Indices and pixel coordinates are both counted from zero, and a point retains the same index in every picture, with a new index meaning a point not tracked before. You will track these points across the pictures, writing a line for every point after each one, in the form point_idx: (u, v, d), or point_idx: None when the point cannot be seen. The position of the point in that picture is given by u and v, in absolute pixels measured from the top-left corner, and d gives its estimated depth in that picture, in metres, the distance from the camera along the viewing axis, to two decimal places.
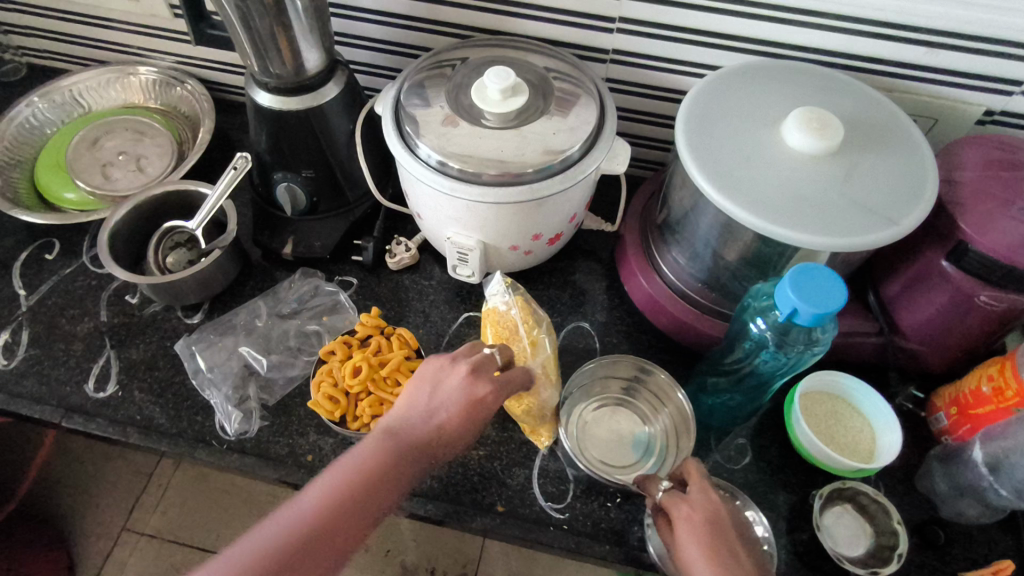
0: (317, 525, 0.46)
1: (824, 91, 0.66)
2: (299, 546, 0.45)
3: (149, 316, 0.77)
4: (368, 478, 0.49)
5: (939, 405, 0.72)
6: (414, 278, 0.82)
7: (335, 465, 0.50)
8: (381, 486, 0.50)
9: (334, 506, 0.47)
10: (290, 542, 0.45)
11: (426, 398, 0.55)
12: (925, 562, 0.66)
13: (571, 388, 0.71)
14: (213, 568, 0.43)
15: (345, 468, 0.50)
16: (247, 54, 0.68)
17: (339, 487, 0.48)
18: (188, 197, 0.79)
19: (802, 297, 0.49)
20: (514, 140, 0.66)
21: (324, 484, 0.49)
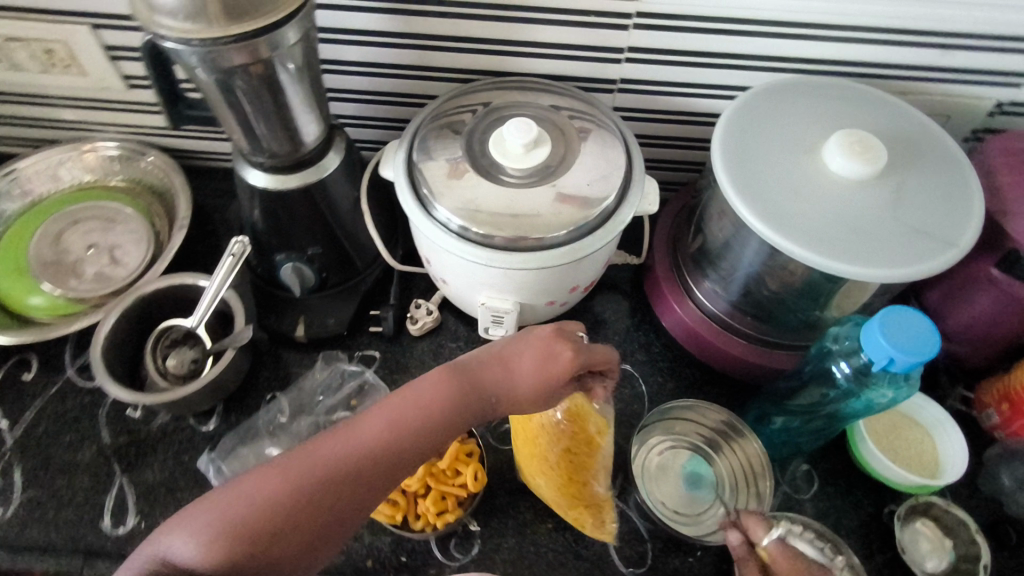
0: (379, 461, 0.49)
1: (855, 107, 0.64)
2: (355, 473, 0.48)
3: (157, 429, 0.70)
4: (435, 427, 0.51)
5: (987, 400, 0.71)
6: (440, 342, 0.77)
7: (413, 397, 0.51)
8: (444, 435, 0.51)
9: (399, 443, 0.49)
10: (346, 470, 0.47)
11: (512, 358, 0.55)
12: (1006, 565, 0.66)
13: (648, 422, 0.69)
14: (293, 455, 0.48)
15: (421, 409, 0.51)
16: (236, 133, 0.61)
17: (403, 422, 0.50)
18: (182, 292, 0.72)
19: (897, 346, 0.47)
20: (546, 197, 0.62)
21: (398, 414, 0.50)
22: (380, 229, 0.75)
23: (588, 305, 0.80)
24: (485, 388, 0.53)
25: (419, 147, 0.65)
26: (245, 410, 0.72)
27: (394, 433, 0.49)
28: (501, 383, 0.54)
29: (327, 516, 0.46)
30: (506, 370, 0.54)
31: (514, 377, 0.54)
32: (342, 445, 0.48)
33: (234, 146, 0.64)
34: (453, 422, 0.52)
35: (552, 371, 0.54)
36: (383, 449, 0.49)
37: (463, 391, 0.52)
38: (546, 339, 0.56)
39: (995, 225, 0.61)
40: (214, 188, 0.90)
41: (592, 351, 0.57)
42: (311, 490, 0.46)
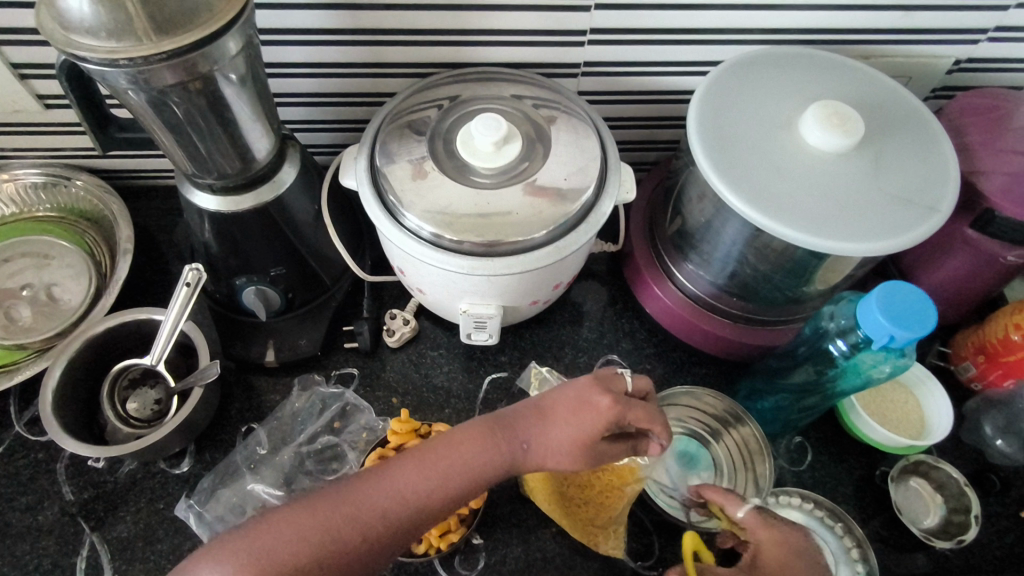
0: (408, 514, 0.49)
1: (825, 74, 0.62)
2: (383, 525, 0.48)
3: (125, 478, 0.65)
4: (466, 480, 0.51)
5: (964, 353, 0.72)
6: (420, 352, 0.74)
7: (450, 449, 0.51)
8: (474, 488, 0.51)
9: (430, 496, 0.50)
10: (374, 521, 0.48)
11: (549, 410, 0.53)
12: (995, 512, 0.68)
13: None
14: (323, 501, 0.49)
15: (455, 462, 0.51)
16: (179, 155, 0.56)
17: (432, 478, 0.50)
18: (135, 329, 0.66)
19: (894, 327, 0.47)
20: (522, 195, 0.59)
21: (433, 467, 0.50)
22: (345, 240, 0.70)
23: (568, 297, 0.78)
24: (519, 442, 0.52)
25: (381, 151, 0.61)
26: (219, 446, 0.67)
27: (425, 485, 0.50)
28: (536, 435, 0.52)
29: (351, 565, 0.47)
30: (542, 425, 0.53)
31: (549, 433, 0.52)
32: (375, 494, 0.49)
33: (178, 168, 0.59)
34: (484, 477, 0.51)
35: (589, 429, 0.51)
36: (414, 500, 0.49)
37: (497, 444, 0.52)
38: (585, 392, 0.53)
39: (968, 185, 0.62)
40: (155, 208, 0.83)
41: (640, 406, 0.53)
42: (338, 540, 0.47)
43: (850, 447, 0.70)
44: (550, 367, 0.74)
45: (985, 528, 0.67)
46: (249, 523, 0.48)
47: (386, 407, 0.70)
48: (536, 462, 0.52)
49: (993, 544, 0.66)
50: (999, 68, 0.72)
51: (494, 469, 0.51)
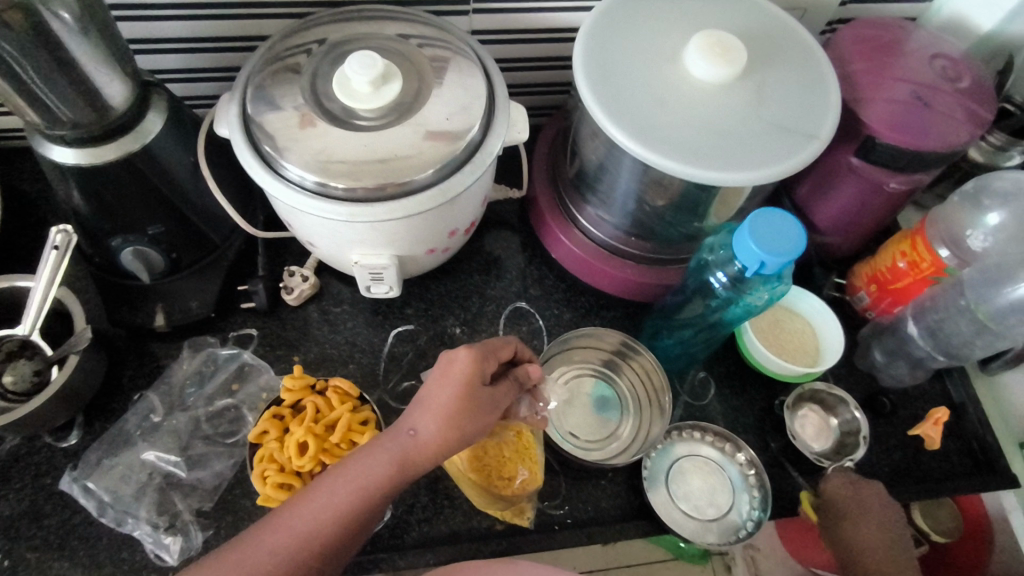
0: (312, 546, 0.47)
1: (712, 5, 0.61)
2: (286, 561, 0.46)
3: (7, 454, 0.62)
4: (361, 487, 0.49)
5: (858, 284, 0.74)
6: (322, 308, 0.72)
7: (342, 471, 0.50)
8: (376, 499, 0.49)
9: (331, 522, 0.48)
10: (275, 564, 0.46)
11: (422, 394, 0.52)
12: (884, 432, 0.71)
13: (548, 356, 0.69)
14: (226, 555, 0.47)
15: (351, 481, 0.49)
16: (20, 105, 0.51)
17: (326, 500, 0.48)
18: (3, 299, 0.62)
19: (767, 251, 0.48)
20: (403, 137, 0.56)
21: (329, 495, 0.48)
22: (231, 196, 0.67)
23: (475, 246, 0.77)
24: (406, 438, 0.50)
25: (255, 98, 0.57)
26: (109, 416, 0.64)
27: (324, 511, 0.48)
28: (417, 421, 0.51)
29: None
30: (419, 407, 0.52)
31: (426, 409, 0.51)
32: (270, 531, 0.47)
33: (26, 121, 0.54)
34: (388, 482, 0.49)
35: (458, 384, 0.51)
36: (316, 530, 0.47)
37: (384, 444, 0.50)
38: (449, 356, 0.53)
39: (851, 114, 0.62)
40: (28, 171, 0.77)
41: (494, 344, 0.56)
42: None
43: (751, 380, 0.72)
44: (456, 317, 0.73)
45: (875, 448, 0.70)
46: None
47: (288, 366, 0.69)
48: (426, 449, 0.50)
49: (881, 463, 0.70)
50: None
51: (393, 473, 0.49)
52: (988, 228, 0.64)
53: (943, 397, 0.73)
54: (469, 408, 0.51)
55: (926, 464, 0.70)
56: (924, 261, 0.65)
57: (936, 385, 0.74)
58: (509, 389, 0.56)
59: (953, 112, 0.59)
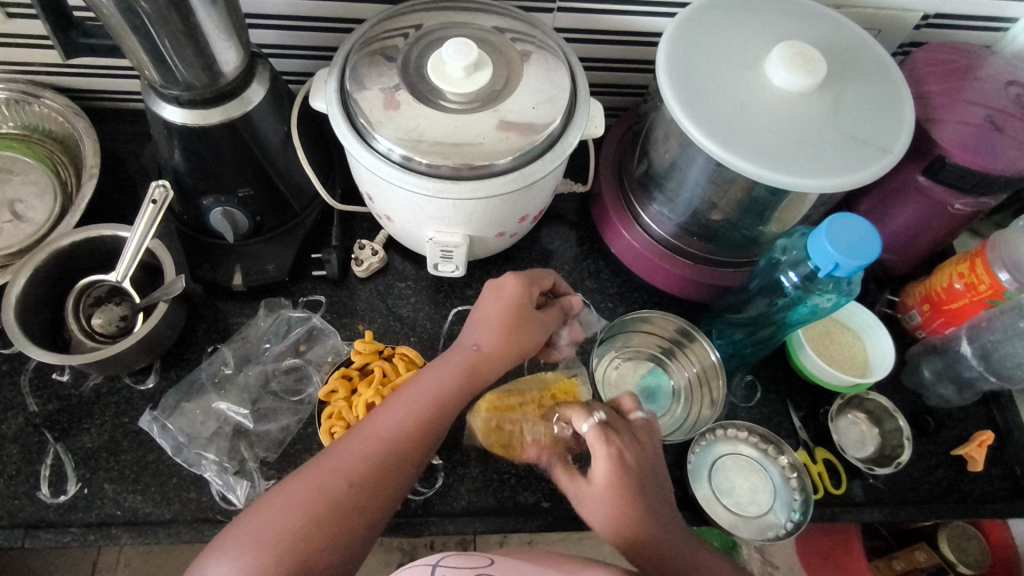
0: (398, 447, 0.51)
1: (791, 19, 0.63)
2: (376, 467, 0.50)
3: (91, 392, 0.66)
4: (435, 397, 0.54)
5: (911, 303, 0.75)
6: (387, 282, 0.75)
7: (416, 385, 0.55)
8: (449, 407, 0.55)
9: (412, 428, 0.52)
10: (368, 466, 0.50)
11: (478, 316, 0.60)
12: (926, 449, 0.72)
13: (607, 335, 0.72)
14: (319, 465, 0.49)
15: (420, 392, 0.54)
16: (143, 65, 0.55)
17: (407, 410, 0.53)
18: (101, 246, 0.66)
19: (843, 253, 0.50)
20: (489, 123, 0.59)
21: (407, 407, 0.53)
22: (314, 168, 0.70)
23: (536, 237, 0.79)
24: (465, 351, 0.57)
25: (352, 76, 0.60)
26: (184, 364, 0.68)
27: (405, 418, 0.52)
28: (478, 337, 0.58)
29: (358, 520, 0.48)
30: (479, 326, 0.59)
31: (484, 329, 0.58)
32: (360, 438, 0.51)
33: (144, 81, 0.58)
34: (457, 388, 0.55)
35: (511, 302, 0.59)
36: (399, 436, 0.51)
37: (453, 361, 0.57)
38: (495, 285, 0.60)
39: (922, 133, 0.64)
40: (122, 132, 0.81)
41: (540, 274, 0.63)
42: (331, 495, 0.48)
43: (798, 387, 0.73)
44: None
45: (917, 464, 0.71)
46: (257, 504, 0.48)
47: (353, 333, 0.72)
48: (489, 359, 0.57)
49: (922, 479, 0.70)
50: (965, 26, 0.73)
51: (463, 377, 0.56)
52: None
53: (988, 421, 0.74)
54: (523, 325, 0.59)
55: (967, 484, 0.71)
56: (982, 283, 0.66)
57: (981, 409, 0.74)
58: (556, 315, 0.63)
59: None
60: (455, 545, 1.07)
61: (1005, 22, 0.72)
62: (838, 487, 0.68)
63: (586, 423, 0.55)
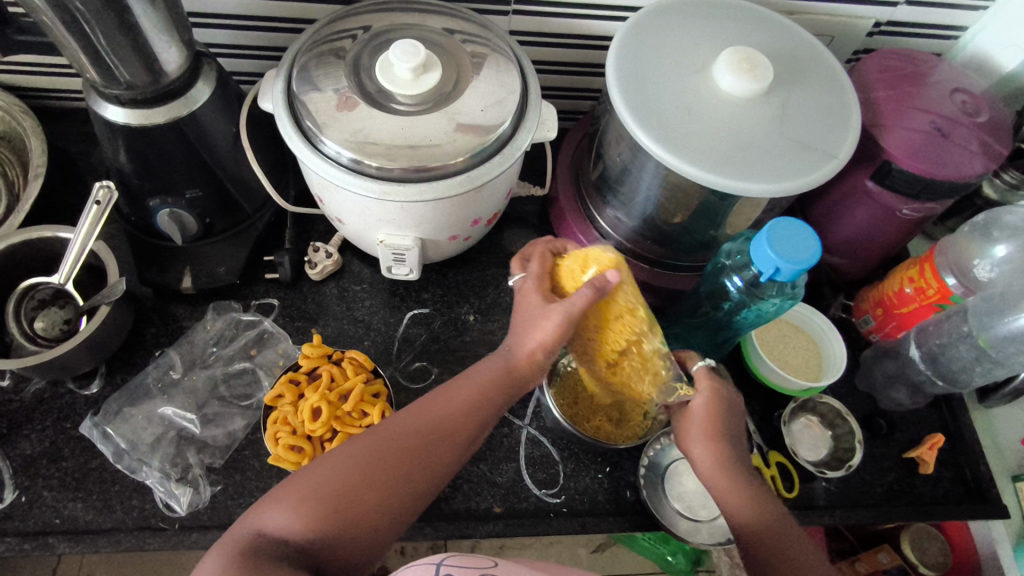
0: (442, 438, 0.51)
1: (741, 24, 0.64)
2: (435, 436, 0.50)
3: (32, 397, 0.64)
4: (460, 423, 0.52)
5: (865, 307, 0.76)
6: (342, 284, 0.74)
7: (478, 367, 0.56)
8: (473, 423, 0.52)
9: (478, 404, 0.53)
10: (428, 435, 0.50)
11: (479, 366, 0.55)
12: (876, 452, 0.73)
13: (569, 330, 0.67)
14: (374, 442, 0.49)
15: (447, 412, 0.52)
16: (81, 64, 0.53)
17: (444, 417, 0.52)
18: (43, 247, 0.64)
19: (781, 257, 0.50)
20: (437, 125, 0.59)
21: (473, 385, 0.54)
22: (266, 169, 0.69)
23: (494, 240, 0.79)
24: (518, 351, 0.55)
25: (300, 76, 0.60)
26: (130, 368, 0.67)
27: (474, 397, 0.53)
28: (472, 385, 0.54)
29: (417, 477, 0.49)
30: (478, 382, 0.54)
31: (481, 375, 0.55)
32: (403, 428, 0.50)
33: (84, 79, 0.56)
34: (512, 381, 0.55)
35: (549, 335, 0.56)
36: (461, 415, 0.52)
37: (477, 381, 0.54)
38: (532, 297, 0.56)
39: (870, 139, 0.64)
40: (73, 132, 0.80)
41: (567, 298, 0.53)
42: (386, 460, 0.48)
43: (751, 391, 0.74)
44: (471, 305, 0.75)
45: (868, 467, 0.72)
46: (298, 475, 0.47)
47: (306, 337, 0.71)
48: (493, 405, 0.54)
49: (874, 481, 0.71)
50: (915, 34, 0.74)
51: (532, 367, 0.55)
52: (995, 259, 0.65)
53: (939, 425, 0.75)
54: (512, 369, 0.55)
55: (918, 486, 0.71)
56: (931, 287, 0.66)
57: (932, 412, 0.75)
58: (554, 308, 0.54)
59: (968, 146, 0.61)
60: (424, 550, 1.07)
61: (954, 30, 0.73)
62: (790, 491, 0.69)
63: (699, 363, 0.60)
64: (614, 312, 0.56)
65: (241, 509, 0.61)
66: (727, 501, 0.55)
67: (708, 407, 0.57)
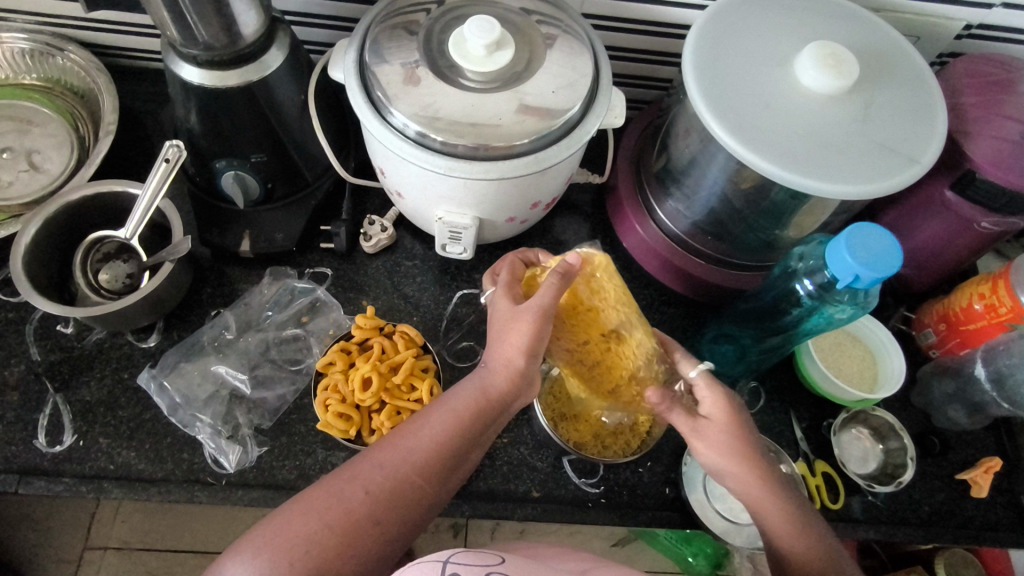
0: (413, 470, 0.50)
1: (826, 18, 0.61)
2: (408, 481, 0.50)
3: (93, 345, 0.66)
4: (435, 453, 0.51)
5: (927, 321, 0.73)
6: (394, 259, 0.75)
7: (448, 399, 0.53)
8: (448, 453, 0.51)
9: (451, 441, 0.52)
10: (398, 473, 0.50)
11: (448, 395, 0.54)
12: (927, 470, 0.70)
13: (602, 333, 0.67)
14: (350, 483, 0.49)
15: (419, 444, 0.51)
16: (162, 22, 0.54)
17: (417, 450, 0.51)
18: (112, 201, 0.66)
19: (862, 263, 0.49)
20: (507, 104, 0.58)
21: (443, 421, 0.52)
22: (328, 139, 0.70)
23: (547, 225, 0.78)
24: (494, 375, 0.54)
25: (372, 47, 0.59)
26: (187, 325, 0.68)
27: (445, 430, 0.52)
28: (443, 415, 0.53)
29: (396, 526, 0.49)
30: (448, 413, 0.52)
31: (453, 405, 0.53)
32: (378, 465, 0.50)
33: (163, 37, 0.57)
34: (488, 412, 0.53)
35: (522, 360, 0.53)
36: (434, 451, 0.51)
37: (446, 411, 0.53)
38: (512, 316, 0.54)
39: (954, 146, 0.62)
40: (142, 90, 0.81)
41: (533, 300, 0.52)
42: (359, 516, 0.47)
43: (801, 397, 0.72)
44: None
45: (918, 485, 0.69)
46: (269, 519, 0.48)
47: (357, 308, 0.72)
48: (467, 435, 0.52)
49: (923, 501, 0.69)
50: (1008, 39, 0.70)
51: (509, 391, 0.54)
52: None
53: (996, 448, 0.72)
54: (486, 397, 0.53)
55: (968, 510, 0.69)
56: (1003, 305, 0.64)
57: (989, 435, 0.73)
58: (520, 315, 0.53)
59: None
60: (447, 529, 1.08)
61: None
62: (836, 502, 0.67)
63: (695, 368, 0.56)
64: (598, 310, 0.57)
65: (286, 471, 0.62)
66: (766, 518, 0.53)
67: (730, 422, 0.54)
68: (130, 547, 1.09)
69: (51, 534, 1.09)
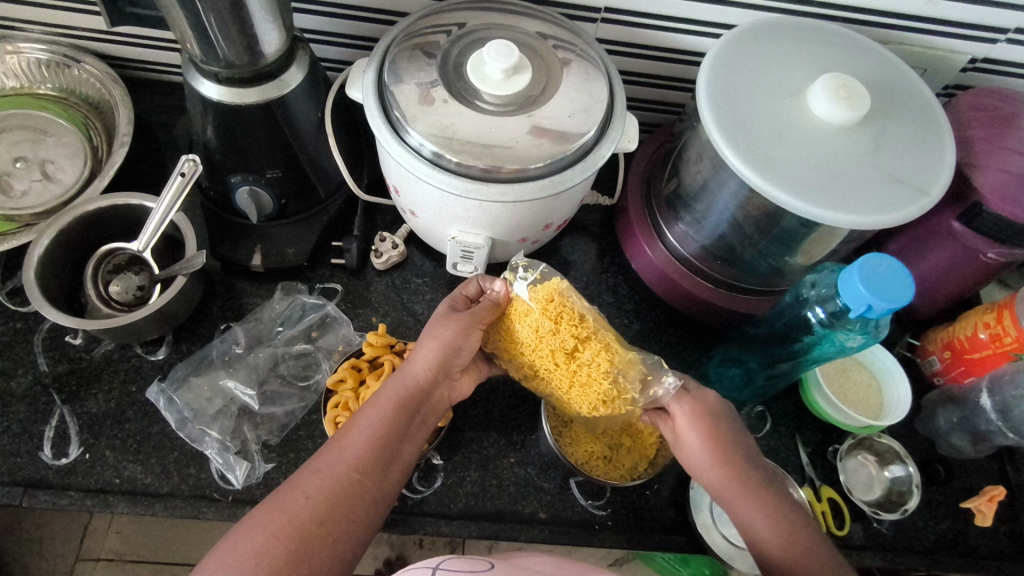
0: (354, 467, 0.51)
1: (837, 50, 0.63)
2: (351, 478, 0.51)
3: (101, 357, 0.66)
4: (373, 446, 0.52)
5: (932, 348, 0.74)
6: (404, 276, 0.75)
7: (376, 398, 0.56)
8: (386, 449, 0.53)
9: (385, 435, 0.53)
10: (341, 473, 0.51)
11: (375, 397, 0.56)
12: (932, 498, 0.70)
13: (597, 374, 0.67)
14: (293, 493, 0.49)
15: (355, 443, 0.52)
16: (185, 40, 0.54)
17: (355, 450, 0.52)
18: (125, 214, 0.66)
19: (876, 293, 0.49)
20: (524, 128, 0.59)
21: (376, 417, 0.54)
22: (342, 155, 0.70)
23: (556, 246, 0.79)
24: (415, 372, 0.57)
25: (390, 68, 0.60)
26: (196, 339, 0.68)
27: (377, 425, 0.54)
28: (372, 415, 0.55)
29: (344, 527, 0.49)
30: (376, 411, 0.55)
31: (382, 404, 0.55)
32: (317, 469, 0.51)
33: (184, 54, 0.57)
34: (415, 402, 0.56)
35: (441, 357, 0.57)
36: (371, 447, 0.52)
37: (377, 408, 0.55)
38: (437, 324, 0.58)
39: (962, 177, 0.62)
40: (158, 103, 0.82)
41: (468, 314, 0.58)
42: (306, 519, 0.48)
43: (806, 421, 0.72)
44: None
45: (923, 513, 0.69)
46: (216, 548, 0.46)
47: (366, 324, 0.72)
48: (399, 430, 0.55)
49: (928, 528, 0.69)
50: (1013, 73, 0.72)
51: (430, 381, 0.57)
52: None
53: (999, 476, 0.72)
54: (411, 393, 0.56)
55: (973, 538, 0.69)
56: (1008, 335, 0.64)
57: (992, 464, 0.73)
58: (446, 321, 0.58)
59: None
60: (443, 545, 1.07)
61: None
62: (841, 528, 0.67)
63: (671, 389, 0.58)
64: (545, 315, 0.55)
65: None
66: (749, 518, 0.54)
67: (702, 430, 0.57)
68: (121, 558, 1.08)
69: (42, 544, 1.07)
